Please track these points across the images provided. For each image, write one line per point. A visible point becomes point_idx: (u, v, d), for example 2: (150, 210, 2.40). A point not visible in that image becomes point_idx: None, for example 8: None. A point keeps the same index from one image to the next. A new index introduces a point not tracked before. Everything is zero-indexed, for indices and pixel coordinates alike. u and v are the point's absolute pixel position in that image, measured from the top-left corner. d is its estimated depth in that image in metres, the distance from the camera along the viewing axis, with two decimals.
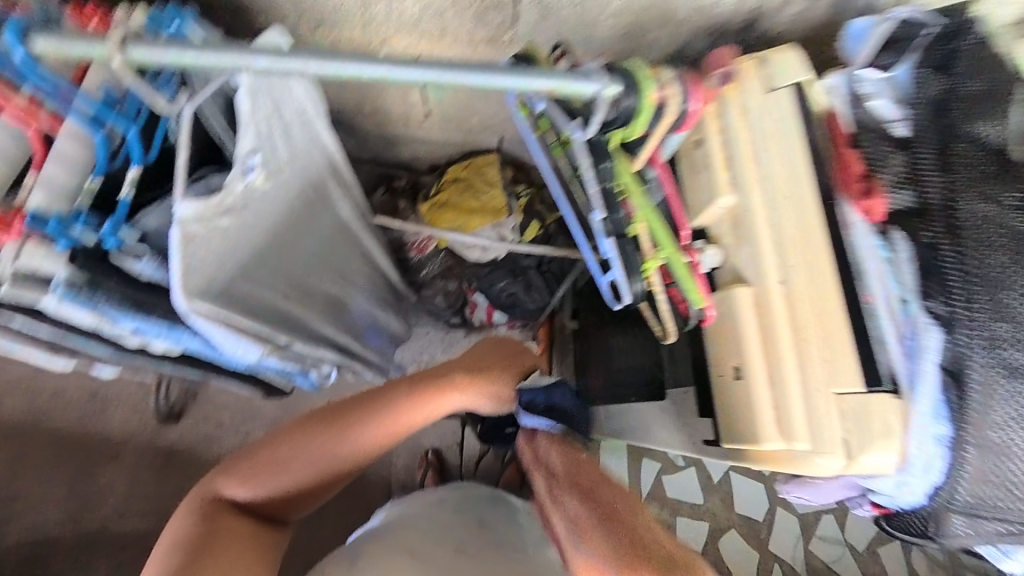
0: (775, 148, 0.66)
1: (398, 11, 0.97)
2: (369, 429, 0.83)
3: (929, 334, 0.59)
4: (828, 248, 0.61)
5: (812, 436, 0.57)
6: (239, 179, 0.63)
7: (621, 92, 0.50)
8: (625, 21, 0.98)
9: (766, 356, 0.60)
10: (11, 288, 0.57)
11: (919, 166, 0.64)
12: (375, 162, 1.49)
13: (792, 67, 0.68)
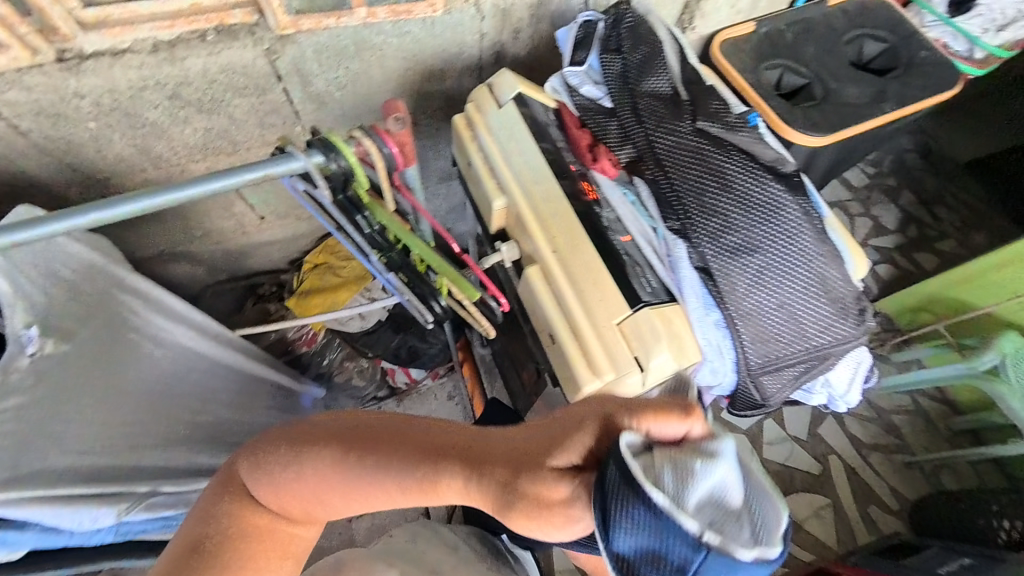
0: (518, 149, 0.82)
1: (183, 142, 1.03)
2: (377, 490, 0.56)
3: (678, 247, 0.72)
4: (576, 209, 0.77)
5: (608, 360, 0.69)
6: (20, 355, 0.74)
7: (321, 158, 0.66)
8: (393, 86, 1.11)
9: (563, 312, 0.73)
10: None
11: (626, 125, 0.82)
12: (236, 280, 1.49)
13: (509, 85, 0.86)
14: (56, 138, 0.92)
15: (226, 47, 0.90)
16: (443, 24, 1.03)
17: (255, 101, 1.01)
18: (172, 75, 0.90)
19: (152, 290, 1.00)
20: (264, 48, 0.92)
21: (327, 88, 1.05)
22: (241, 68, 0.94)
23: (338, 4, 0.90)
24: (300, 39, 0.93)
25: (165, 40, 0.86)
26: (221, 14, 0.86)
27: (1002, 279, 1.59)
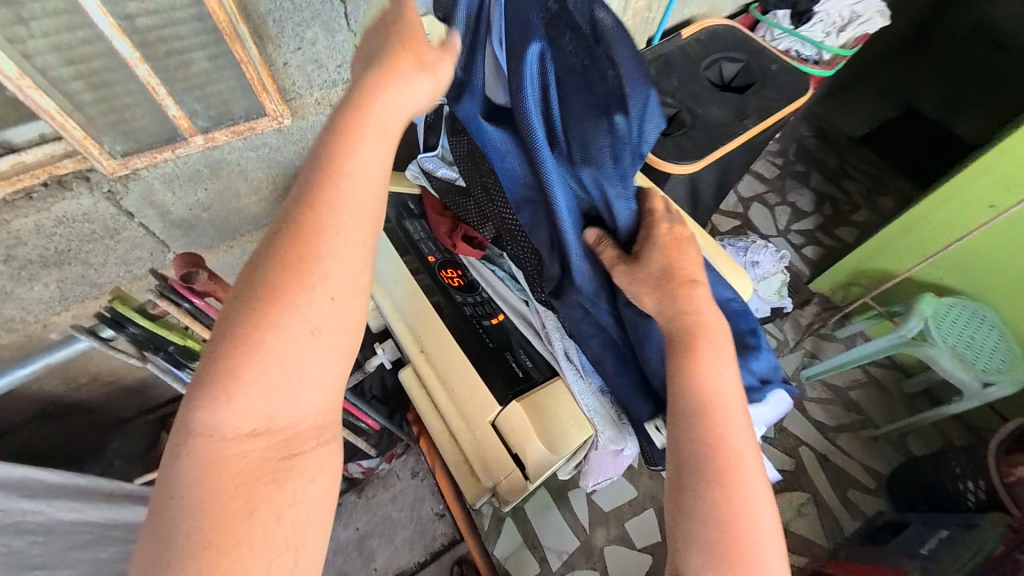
0: (383, 257, 0.91)
1: (36, 299, 0.96)
2: (306, 238, 0.50)
3: (551, 318, 0.80)
4: (435, 307, 0.86)
5: (485, 472, 0.79)
6: None
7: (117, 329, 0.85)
8: (262, 193, 1.08)
9: (443, 418, 0.83)
10: None
11: (480, 205, 0.84)
12: (148, 413, 1.42)
13: None
14: None
15: (58, 200, 0.84)
16: (296, 129, 1.00)
17: (109, 244, 0.96)
18: (1, 240, 0.83)
19: (17, 470, 0.94)
20: (102, 194, 0.88)
21: (188, 212, 1.01)
22: (80, 217, 0.89)
23: (171, 137, 0.87)
24: (141, 176, 0.89)
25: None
26: (48, 166, 0.81)
27: (916, 236, 1.62)
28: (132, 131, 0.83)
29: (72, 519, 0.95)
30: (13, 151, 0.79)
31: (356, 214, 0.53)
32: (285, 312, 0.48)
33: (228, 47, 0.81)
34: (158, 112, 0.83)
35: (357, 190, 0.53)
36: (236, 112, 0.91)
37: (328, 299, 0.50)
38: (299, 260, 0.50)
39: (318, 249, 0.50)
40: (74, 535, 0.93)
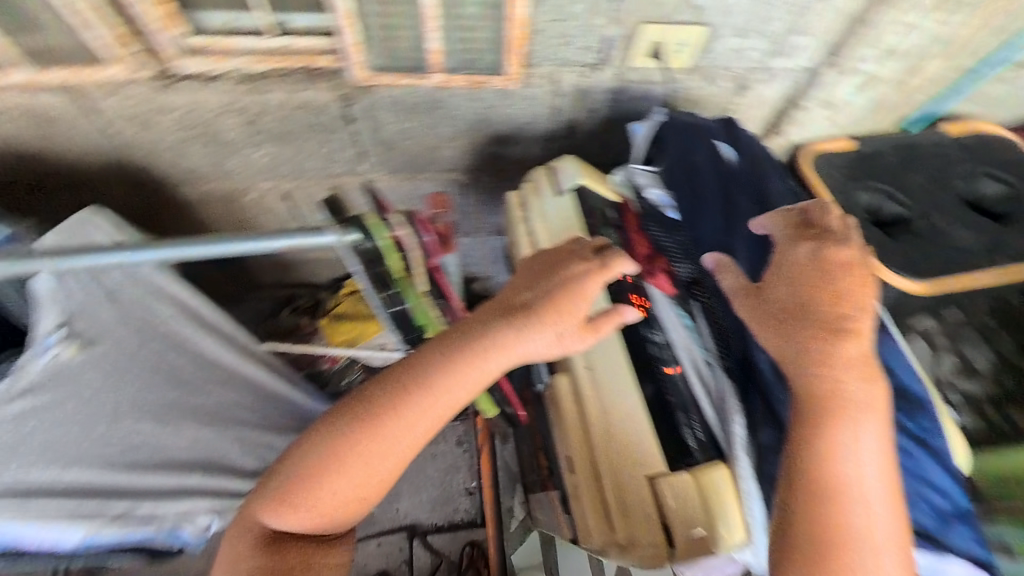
0: None
1: (252, 162, 1.10)
2: (379, 434, 0.70)
3: (732, 388, 0.73)
4: (616, 323, 0.82)
5: (626, 528, 0.69)
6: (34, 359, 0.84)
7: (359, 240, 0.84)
8: (458, 143, 1.11)
9: (585, 440, 0.76)
10: None
11: (689, 241, 0.84)
12: (280, 285, 1.61)
13: (574, 168, 0.92)
14: (140, 143, 1.01)
15: (306, 88, 0.94)
16: (518, 96, 1.01)
17: (324, 139, 1.06)
18: (250, 105, 0.97)
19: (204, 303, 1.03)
20: (340, 93, 0.96)
21: (393, 137, 1.07)
22: (316, 108, 0.98)
23: (418, 66, 0.92)
24: (374, 92, 0.95)
25: (254, 73, 0.93)
26: (309, 57, 0.92)
27: None
28: (393, 50, 0.89)
29: (219, 360, 1.03)
30: (290, 35, 0.91)
31: (419, 428, 0.72)
32: (348, 476, 0.71)
33: (508, 1, 0.83)
34: (419, 41, 0.88)
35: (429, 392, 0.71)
36: (480, 63, 0.93)
37: (381, 473, 0.72)
38: (370, 446, 0.71)
39: (388, 444, 0.71)
40: (215, 369, 1.02)
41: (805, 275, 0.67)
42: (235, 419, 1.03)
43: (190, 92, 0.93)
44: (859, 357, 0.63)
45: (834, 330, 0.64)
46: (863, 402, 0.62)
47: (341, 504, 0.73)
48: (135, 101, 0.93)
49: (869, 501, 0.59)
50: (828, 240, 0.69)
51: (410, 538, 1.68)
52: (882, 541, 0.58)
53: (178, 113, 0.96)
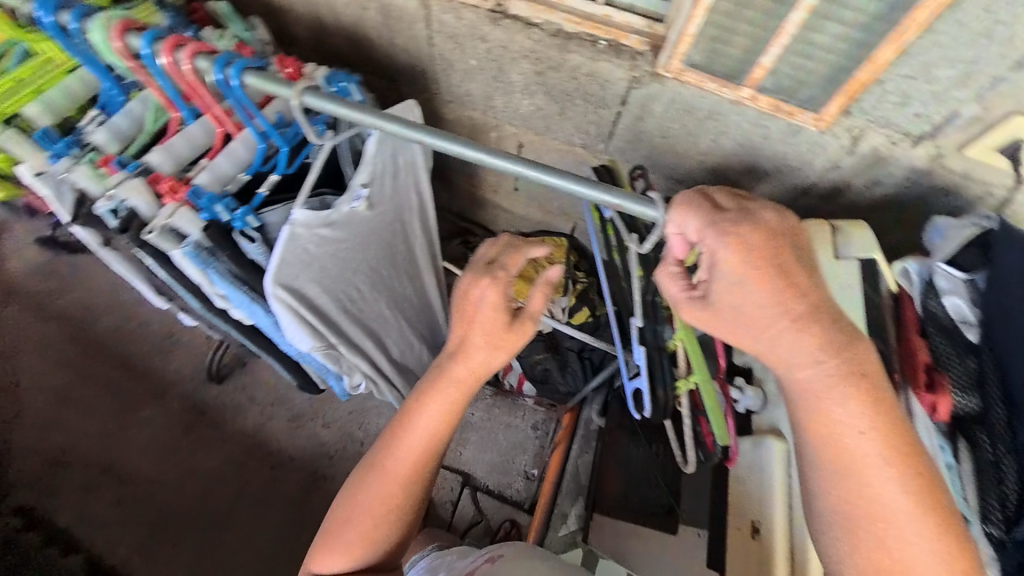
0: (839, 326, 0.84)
1: (515, 106, 1.19)
2: (387, 461, 0.86)
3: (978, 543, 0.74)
4: None
5: None
6: (347, 203, 0.84)
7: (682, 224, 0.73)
8: (710, 160, 1.07)
9: (781, 516, 0.86)
10: (157, 235, 0.67)
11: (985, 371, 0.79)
12: (459, 217, 1.75)
13: (864, 242, 0.85)
14: (444, 58, 1.15)
15: (604, 59, 0.98)
16: (807, 138, 0.93)
17: (588, 109, 1.10)
18: (547, 58, 1.03)
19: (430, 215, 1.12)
20: (632, 75, 0.98)
21: (651, 131, 1.07)
22: (602, 79, 1.01)
23: (730, 77, 0.89)
24: (665, 83, 0.95)
25: (566, 30, 0.98)
26: (620, 32, 0.95)
27: None
28: (717, 54, 0.87)
29: (417, 262, 1.16)
30: (611, 8, 0.95)
31: (421, 446, 0.86)
32: (375, 497, 0.86)
33: (877, 44, 0.75)
34: (750, 54, 0.84)
35: (413, 423, 0.85)
36: (794, 92, 0.87)
37: (402, 490, 0.86)
38: (382, 476, 0.86)
39: (397, 469, 0.86)
40: (415, 267, 1.15)
41: (769, 275, 0.64)
42: (407, 315, 1.15)
43: (506, 30, 1.02)
44: (824, 331, 0.64)
45: (795, 322, 0.64)
46: (847, 376, 0.64)
47: (385, 518, 0.87)
48: (463, 23, 1.04)
49: (896, 472, 0.63)
50: (742, 224, 0.66)
51: (461, 484, 1.98)
52: (921, 499, 0.62)
53: (486, 44, 1.06)
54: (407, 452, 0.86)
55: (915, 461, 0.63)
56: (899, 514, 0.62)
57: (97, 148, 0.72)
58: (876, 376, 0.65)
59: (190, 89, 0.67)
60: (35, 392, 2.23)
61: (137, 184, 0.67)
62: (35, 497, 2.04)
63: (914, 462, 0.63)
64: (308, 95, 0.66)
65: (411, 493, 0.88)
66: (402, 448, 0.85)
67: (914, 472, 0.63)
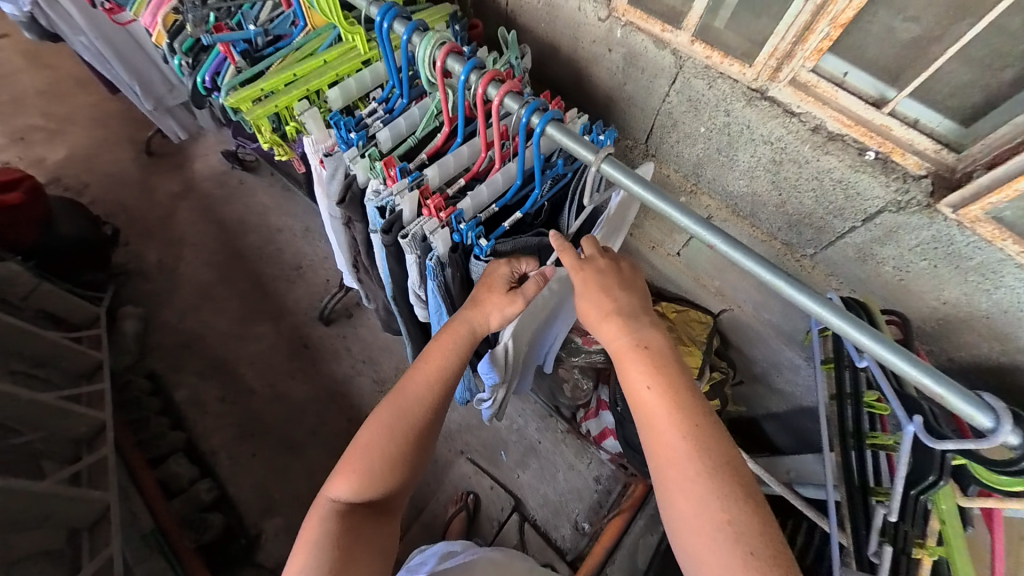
0: None
1: (726, 183, 1.12)
2: (393, 396, 0.74)
3: None
4: None
5: None
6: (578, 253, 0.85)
7: (1019, 444, 0.48)
8: (948, 311, 0.93)
9: None
10: (409, 243, 0.72)
11: None
12: None
13: None
14: (670, 117, 1.10)
15: (866, 172, 0.87)
16: None
17: (816, 212, 1.00)
18: (796, 151, 0.94)
19: None
20: (897, 197, 0.86)
21: (885, 257, 0.95)
22: (854, 190, 0.91)
23: None
24: (937, 219, 0.83)
25: (828, 128, 0.89)
26: (898, 148, 0.84)
27: None
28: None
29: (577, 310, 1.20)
30: (898, 120, 0.84)
31: (433, 378, 0.74)
32: (369, 440, 0.71)
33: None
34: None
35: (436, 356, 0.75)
36: None
37: (398, 429, 0.72)
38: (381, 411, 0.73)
39: (399, 401, 0.73)
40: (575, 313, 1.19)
41: (595, 293, 0.71)
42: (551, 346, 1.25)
43: (759, 111, 0.94)
44: (628, 321, 0.70)
45: (608, 313, 0.71)
46: (638, 349, 0.68)
47: (382, 467, 0.70)
48: (712, 92, 0.98)
49: (679, 429, 0.62)
50: (594, 259, 0.75)
51: (511, 508, 1.98)
52: (706, 460, 0.60)
53: (727, 117, 1.00)
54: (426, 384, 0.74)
55: (695, 421, 0.63)
56: (683, 472, 0.61)
57: (377, 144, 0.78)
58: (658, 347, 0.69)
59: (480, 116, 0.68)
60: (187, 280, 2.57)
61: (413, 194, 0.71)
62: (162, 368, 2.35)
63: (709, 432, 0.62)
64: (609, 162, 0.65)
65: (415, 436, 0.73)
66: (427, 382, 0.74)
67: (693, 424, 0.63)
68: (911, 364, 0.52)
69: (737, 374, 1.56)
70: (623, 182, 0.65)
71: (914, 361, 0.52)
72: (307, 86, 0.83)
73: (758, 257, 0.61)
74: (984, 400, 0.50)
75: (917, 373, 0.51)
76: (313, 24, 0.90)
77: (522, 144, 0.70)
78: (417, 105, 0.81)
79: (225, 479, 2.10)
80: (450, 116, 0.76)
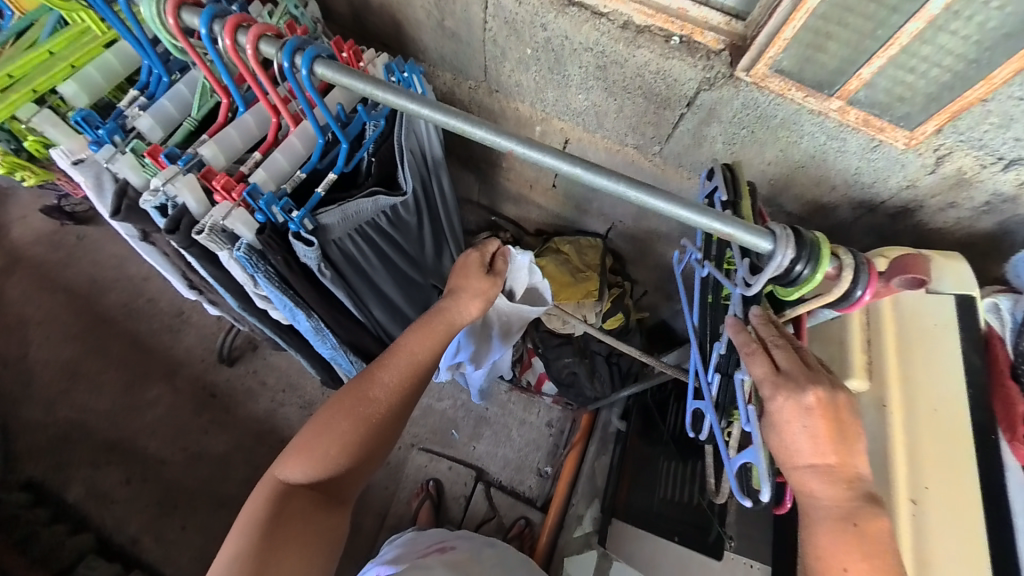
0: (928, 354, 0.71)
1: (568, 101, 1.10)
2: (360, 385, 0.79)
3: None
4: (976, 474, 0.64)
5: None
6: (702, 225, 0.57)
7: (794, 257, 0.56)
8: (773, 171, 1.01)
9: None
10: (207, 236, 0.61)
11: None
12: (489, 210, 1.66)
13: (961, 278, 0.74)
14: (497, 46, 1.05)
15: (675, 58, 0.88)
16: (888, 156, 0.87)
17: (649, 109, 1.02)
18: (613, 53, 0.93)
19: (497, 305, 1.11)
20: (706, 76, 0.89)
21: (714, 137, 1.00)
22: (671, 79, 0.92)
23: (821, 86, 0.82)
24: (740, 88, 0.87)
25: (635, 23, 0.88)
26: (696, 28, 0.85)
27: None
28: (810, 61, 0.80)
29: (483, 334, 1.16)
30: None
31: (397, 389, 0.80)
32: (334, 425, 0.77)
33: (998, 62, 0.69)
34: (847, 63, 0.78)
35: (398, 353, 0.81)
36: (889, 109, 0.82)
37: (359, 436, 0.77)
38: (345, 397, 0.78)
39: (362, 399, 0.78)
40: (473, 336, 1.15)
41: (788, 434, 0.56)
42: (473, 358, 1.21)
43: (571, 19, 0.91)
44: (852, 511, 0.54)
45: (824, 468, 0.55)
46: (847, 528, 0.54)
47: (336, 453, 0.77)
48: (523, 9, 0.94)
49: None
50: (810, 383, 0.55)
51: (475, 480, 1.95)
52: None
53: (546, 33, 0.96)
54: (386, 375, 0.79)
55: None
56: None
57: (141, 135, 0.66)
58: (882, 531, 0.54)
59: (244, 77, 0.59)
60: (41, 365, 2.16)
61: (189, 179, 0.61)
62: (42, 472, 1.99)
63: None
64: (378, 89, 0.57)
65: (377, 424, 0.79)
66: (392, 374, 0.80)
67: None
68: (707, 216, 0.57)
69: (640, 285, 1.63)
70: (400, 104, 0.57)
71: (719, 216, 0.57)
72: (31, 85, 0.66)
73: (555, 153, 0.60)
74: (769, 230, 0.57)
75: (709, 222, 0.57)
76: (21, 9, 0.73)
77: (303, 100, 0.62)
78: (183, 81, 0.69)
79: (158, 562, 1.88)
80: (220, 84, 0.64)
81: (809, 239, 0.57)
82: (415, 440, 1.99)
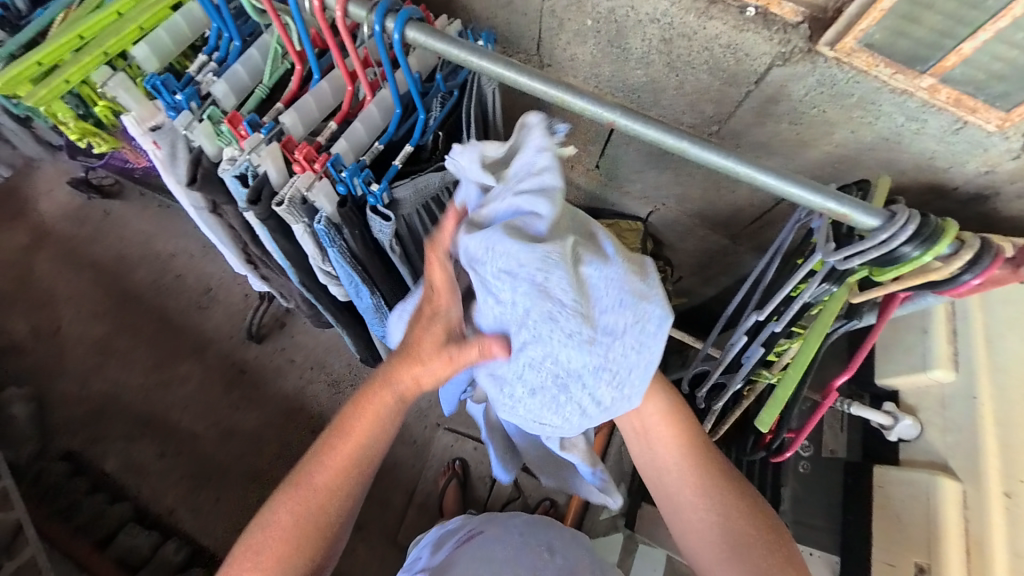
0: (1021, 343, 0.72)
1: (625, 77, 1.06)
2: (290, 491, 0.67)
3: None
4: None
5: None
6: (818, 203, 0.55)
7: (907, 237, 0.54)
8: (840, 153, 0.98)
9: None
10: (287, 208, 0.61)
11: None
12: None
13: None
14: (556, 17, 1.02)
15: (750, 30, 0.84)
16: (970, 139, 0.83)
17: (713, 86, 0.98)
18: (682, 24, 0.89)
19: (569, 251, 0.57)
20: (781, 51, 0.85)
21: (781, 115, 0.96)
22: (742, 53, 0.88)
23: (911, 62, 0.78)
24: (818, 63, 0.84)
25: None
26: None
27: None
28: (902, 36, 0.76)
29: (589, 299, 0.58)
30: None
31: (332, 494, 0.67)
32: (262, 541, 0.65)
33: None
34: (944, 37, 0.74)
35: (335, 449, 0.67)
36: (983, 87, 0.77)
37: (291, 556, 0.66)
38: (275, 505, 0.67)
39: (293, 506, 0.66)
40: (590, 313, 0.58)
41: None
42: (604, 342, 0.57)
43: None
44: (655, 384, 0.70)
45: None
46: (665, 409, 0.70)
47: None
48: None
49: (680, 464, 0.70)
50: None
51: None
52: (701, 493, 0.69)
53: (611, 3, 0.92)
54: (318, 478, 0.67)
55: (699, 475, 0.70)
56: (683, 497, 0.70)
57: (216, 102, 0.64)
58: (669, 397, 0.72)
59: (325, 38, 0.57)
60: (75, 340, 2.19)
61: (272, 148, 0.60)
62: (79, 444, 2.03)
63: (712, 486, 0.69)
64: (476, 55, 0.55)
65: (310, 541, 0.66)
66: (324, 476, 0.67)
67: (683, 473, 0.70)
68: (823, 196, 0.55)
69: (676, 270, 1.61)
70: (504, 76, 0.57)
71: (837, 197, 0.55)
72: (103, 48, 0.65)
73: (658, 124, 0.57)
74: (885, 210, 0.55)
75: (823, 201, 0.55)
76: None
77: (387, 63, 0.59)
78: (255, 45, 0.67)
79: (193, 532, 1.93)
80: (296, 49, 0.62)
81: (930, 224, 0.55)
82: (441, 420, 2.00)
